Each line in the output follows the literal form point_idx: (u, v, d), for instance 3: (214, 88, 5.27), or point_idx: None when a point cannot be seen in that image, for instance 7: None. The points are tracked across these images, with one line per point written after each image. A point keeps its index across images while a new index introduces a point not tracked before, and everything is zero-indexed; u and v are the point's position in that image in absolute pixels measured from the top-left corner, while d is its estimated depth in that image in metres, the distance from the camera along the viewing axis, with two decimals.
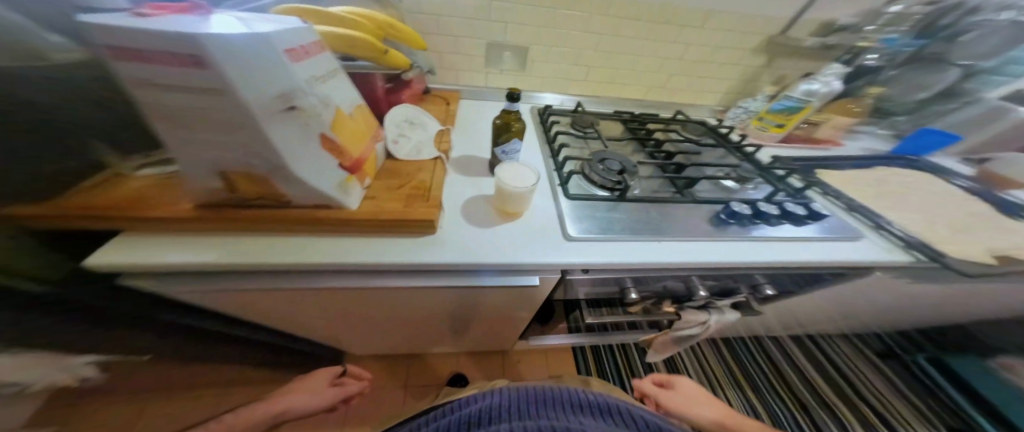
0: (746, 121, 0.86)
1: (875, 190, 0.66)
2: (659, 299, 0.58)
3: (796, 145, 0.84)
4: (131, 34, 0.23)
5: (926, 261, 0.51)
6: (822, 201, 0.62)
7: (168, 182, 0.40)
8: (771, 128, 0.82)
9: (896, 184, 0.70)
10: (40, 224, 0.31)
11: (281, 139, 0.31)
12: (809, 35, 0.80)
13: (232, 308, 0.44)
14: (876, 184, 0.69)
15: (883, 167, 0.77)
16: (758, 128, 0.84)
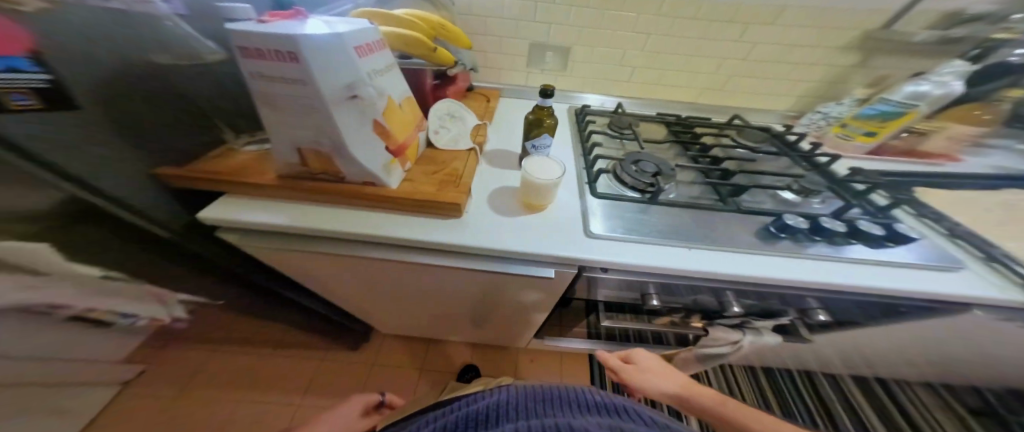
0: (824, 128, 0.74)
1: (997, 217, 0.55)
2: (688, 313, 0.57)
3: (892, 158, 0.70)
4: (251, 36, 0.30)
5: None
6: (916, 224, 0.53)
7: (261, 155, 0.48)
8: (857, 137, 0.69)
9: None
10: (185, 180, 0.43)
11: (345, 123, 0.37)
12: (921, 28, 0.67)
13: (293, 267, 0.53)
14: (1000, 210, 0.57)
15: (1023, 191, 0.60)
16: (839, 136, 0.71)
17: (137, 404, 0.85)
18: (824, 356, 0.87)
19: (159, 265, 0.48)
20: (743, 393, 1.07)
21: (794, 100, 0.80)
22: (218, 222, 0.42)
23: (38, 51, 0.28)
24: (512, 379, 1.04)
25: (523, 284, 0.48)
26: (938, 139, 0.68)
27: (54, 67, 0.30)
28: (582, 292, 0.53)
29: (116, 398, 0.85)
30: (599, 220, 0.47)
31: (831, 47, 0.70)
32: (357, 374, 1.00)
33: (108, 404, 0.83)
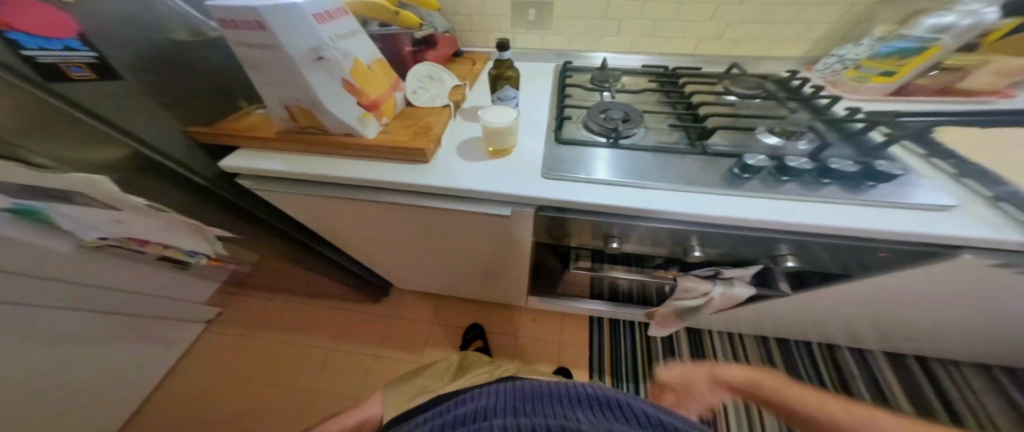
0: (838, 73, 0.67)
1: None
2: (668, 260, 0.63)
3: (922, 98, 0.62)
4: (224, 9, 0.37)
5: None
6: (919, 166, 0.49)
7: (265, 117, 0.56)
8: (873, 78, 0.61)
9: None
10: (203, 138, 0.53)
11: (316, 83, 0.43)
12: None
13: (302, 215, 0.62)
14: None
15: None
16: (853, 79, 0.64)
17: (216, 337, 1.09)
18: (829, 322, 0.83)
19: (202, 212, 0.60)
20: (748, 359, 1.06)
21: (807, 44, 0.73)
22: (237, 170, 0.52)
23: (85, 33, 0.37)
24: (512, 336, 1.13)
25: (490, 226, 0.53)
26: (979, 76, 0.57)
27: (99, 46, 0.38)
28: (584, 237, 0.53)
29: (204, 332, 1.10)
30: (600, 167, 0.49)
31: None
32: (377, 323, 1.14)
33: (198, 336, 1.09)
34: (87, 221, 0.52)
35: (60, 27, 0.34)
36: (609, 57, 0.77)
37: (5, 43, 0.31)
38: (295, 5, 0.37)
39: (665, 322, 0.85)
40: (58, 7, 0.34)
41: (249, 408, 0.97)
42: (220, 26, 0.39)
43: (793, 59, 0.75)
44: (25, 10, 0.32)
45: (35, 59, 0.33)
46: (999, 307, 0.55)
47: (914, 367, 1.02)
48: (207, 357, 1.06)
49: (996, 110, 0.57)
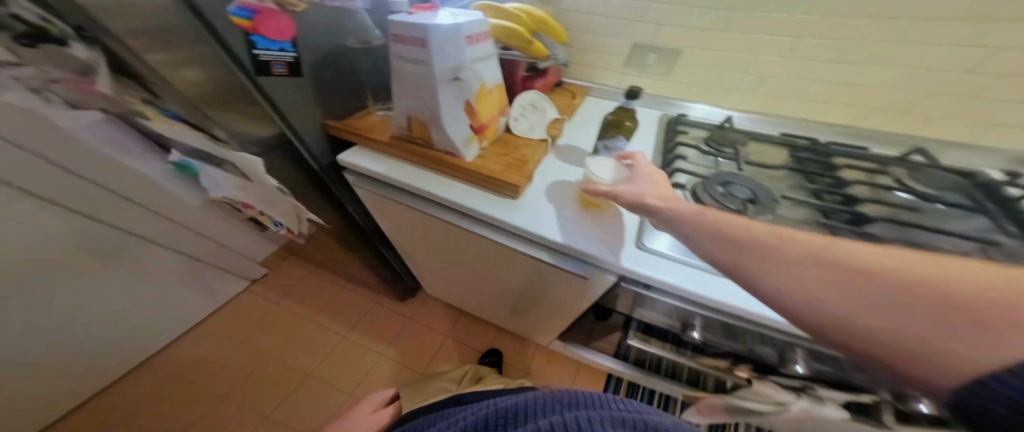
0: None
1: None
2: (735, 359, 0.50)
3: None
4: (403, 25, 0.41)
5: None
6: None
7: (384, 120, 0.61)
8: None
9: None
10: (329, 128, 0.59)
11: (445, 99, 0.45)
12: None
13: (382, 215, 0.66)
14: None
15: None
16: None
17: (255, 297, 1.16)
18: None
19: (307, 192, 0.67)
20: None
21: None
22: (346, 165, 0.57)
23: (296, 36, 0.46)
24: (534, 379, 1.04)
25: (557, 279, 0.49)
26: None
27: (300, 49, 0.47)
28: (620, 305, 0.51)
29: (245, 290, 1.17)
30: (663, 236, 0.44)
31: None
32: (397, 325, 1.15)
33: (240, 293, 1.16)
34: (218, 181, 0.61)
35: (283, 32, 0.43)
36: (730, 115, 0.67)
37: (246, 42, 0.41)
38: (453, 28, 0.40)
39: (708, 411, 0.70)
40: (287, 15, 0.43)
41: (258, 367, 1.03)
42: (391, 40, 0.44)
43: (1000, 157, 0.56)
44: (271, 20, 0.41)
45: (258, 57, 0.43)
46: None
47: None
48: (242, 313, 1.12)
49: None
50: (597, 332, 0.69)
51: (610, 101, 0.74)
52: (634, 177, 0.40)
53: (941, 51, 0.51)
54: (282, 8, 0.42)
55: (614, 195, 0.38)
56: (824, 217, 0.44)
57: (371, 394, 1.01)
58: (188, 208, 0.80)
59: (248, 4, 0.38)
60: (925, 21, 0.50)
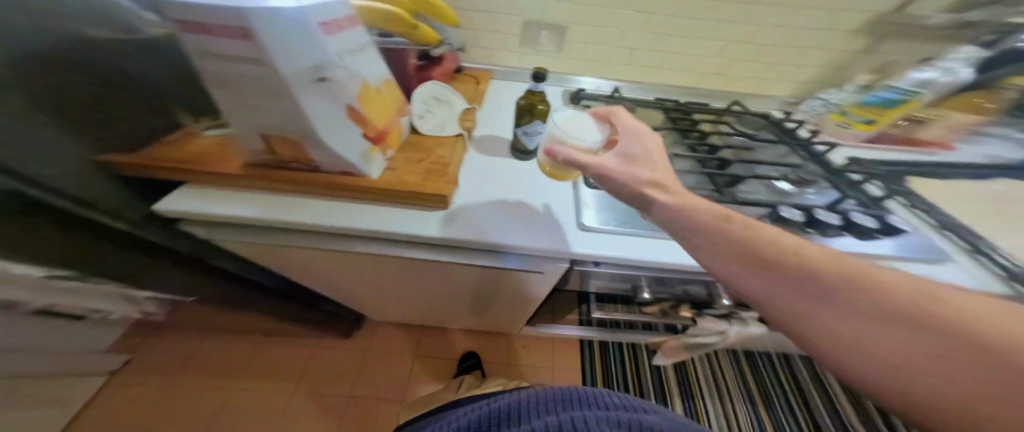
0: (822, 117, 0.68)
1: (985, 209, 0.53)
2: (677, 302, 0.60)
3: (883, 147, 0.67)
4: (189, 7, 0.26)
5: None
6: (903, 213, 0.52)
7: (226, 142, 0.44)
8: (856, 125, 0.65)
9: (1014, 205, 0.56)
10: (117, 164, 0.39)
11: (313, 110, 0.34)
12: (937, 11, 0.60)
13: (270, 263, 0.50)
14: (988, 203, 0.55)
15: (1006, 180, 0.60)
16: (837, 125, 0.67)
17: (121, 393, 0.91)
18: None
19: (101, 256, 0.46)
20: (723, 370, 1.27)
21: (795, 86, 0.74)
22: (177, 215, 0.39)
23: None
24: (510, 367, 1.14)
25: (513, 278, 0.47)
26: (936, 129, 0.62)
27: None
28: (573, 283, 0.53)
29: (104, 389, 0.91)
30: (583, 211, 0.46)
31: (836, 30, 0.63)
32: (341, 362, 1.05)
33: (95, 396, 0.90)
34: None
35: None
36: (619, 86, 0.75)
37: None
38: (292, 11, 0.28)
39: (673, 353, 0.73)
40: None
41: None
42: (174, 28, 0.28)
43: (778, 99, 0.76)
44: None
45: None
46: None
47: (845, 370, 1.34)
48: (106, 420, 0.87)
49: (954, 162, 0.62)
50: (561, 311, 0.74)
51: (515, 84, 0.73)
52: (626, 153, 0.33)
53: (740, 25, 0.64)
54: None
55: (602, 176, 0.32)
56: (702, 166, 0.54)
57: None
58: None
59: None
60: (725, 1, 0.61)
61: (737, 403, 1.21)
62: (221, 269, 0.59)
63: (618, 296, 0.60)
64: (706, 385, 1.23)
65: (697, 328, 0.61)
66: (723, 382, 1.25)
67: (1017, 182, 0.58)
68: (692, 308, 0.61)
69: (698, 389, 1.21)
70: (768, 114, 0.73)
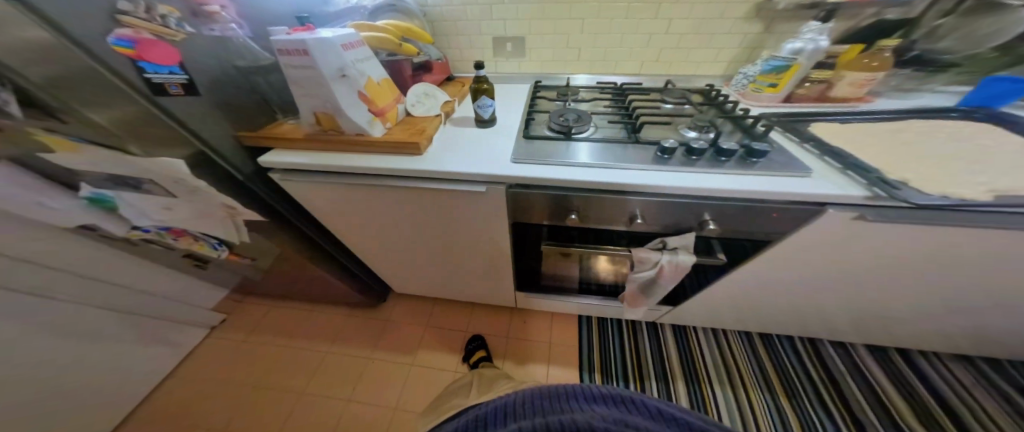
0: (745, 87, 0.83)
1: (878, 138, 0.62)
2: (620, 240, 0.72)
3: (804, 105, 0.78)
4: (283, 42, 0.53)
5: (886, 198, 0.50)
6: (796, 150, 0.62)
7: (295, 126, 0.72)
8: (765, 89, 0.78)
9: (919, 133, 0.64)
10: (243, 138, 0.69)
11: (339, 93, 0.59)
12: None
13: (317, 206, 0.75)
14: (884, 133, 0.64)
15: (920, 121, 0.69)
16: (753, 90, 0.80)
17: (218, 344, 1.28)
18: (813, 299, 0.85)
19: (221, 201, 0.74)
20: (734, 356, 1.19)
21: (724, 65, 0.92)
22: (268, 164, 0.65)
23: (184, 61, 0.55)
24: (512, 335, 1.29)
25: (470, 204, 0.65)
26: (842, 87, 0.75)
27: (191, 71, 0.57)
28: (521, 215, 0.68)
29: (205, 339, 1.30)
30: (582, 154, 0.62)
31: (734, 17, 0.82)
32: (373, 324, 1.33)
33: (199, 343, 1.28)
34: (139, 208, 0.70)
35: (168, 58, 0.53)
36: (572, 77, 0.98)
37: (135, 68, 0.51)
38: (328, 40, 0.54)
39: (634, 301, 0.83)
40: (167, 43, 0.52)
41: (249, 408, 1.10)
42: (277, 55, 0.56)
43: (712, 79, 0.94)
44: (157, 50, 0.51)
45: (151, 80, 0.53)
46: (888, 275, 0.69)
47: (898, 357, 1.15)
48: (200, 361, 1.23)
49: (861, 112, 0.72)
50: (540, 258, 0.86)
51: (509, 83, 0.98)
52: None
53: (656, 21, 0.85)
54: (161, 37, 0.52)
55: None
56: (620, 119, 0.73)
57: (354, 395, 1.13)
58: (90, 249, 0.87)
59: (125, 35, 0.48)
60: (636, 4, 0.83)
61: (751, 391, 1.10)
62: (287, 218, 0.86)
63: (568, 233, 0.73)
64: (714, 371, 1.16)
65: (636, 264, 0.68)
66: (734, 365, 1.17)
67: (921, 120, 0.69)
68: (636, 246, 0.71)
69: (704, 376, 1.15)
70: (700, 87, 0.90)
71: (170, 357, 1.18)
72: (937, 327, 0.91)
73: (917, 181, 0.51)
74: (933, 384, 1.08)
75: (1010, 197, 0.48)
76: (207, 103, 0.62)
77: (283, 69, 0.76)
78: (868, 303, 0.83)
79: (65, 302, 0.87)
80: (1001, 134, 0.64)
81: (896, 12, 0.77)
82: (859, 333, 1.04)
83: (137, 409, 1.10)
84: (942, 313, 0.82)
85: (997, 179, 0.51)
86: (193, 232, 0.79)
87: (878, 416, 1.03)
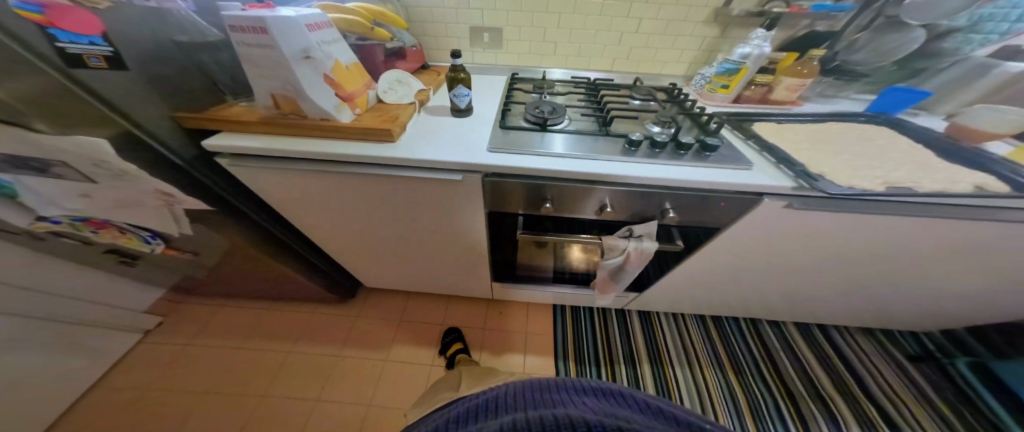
0: (702, 87, 0.92)
1: (805, 138, 0.72)
2: (593, 230, 0.77)
3: (750, 106, 0.88)
4: (236, 17, 0.49)
5: (807, 189, 0.59)
6: (741, 146, 0.70)
7: (249, 108, 0.66)
8: (718, 90, 0.87)
9: (836, 134, 0.75)
10: (183, 120, 0.62)
11: (302, 74, 0.55)
12: (738, 4, 0.86)
13: (278, 195, 0.71)
14: (810, 133, 0.75)
15: (838, 124, 0.81)
16: (708, 91, 0.89)
17: (158, 349, 1.15)
18: (753, 282, 0.97)
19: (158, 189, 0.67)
20: (691, 336, 1.33)
21: (685, 66, 1.00)
22: (218, 148, 0.60)
23: (107, 32, 0.49)
24: (486, 325, 1.31)
25: (447, 192, 0.65)
26: (780, 91, 0.86)
27: (115, 43, 0.50)
28: (500, 205, 0.69)
29: (136, 346, 1.16)
30: (557, 145, 0.65)
31: (695, 21, 0.90)
32: (340, 321, 1.28)
33: (129, 351, 1.14)
34: (49, 195, 0.60)
35: (88, 27, 0.46)
36: (547, 70, 1.00)
37: (45, 36, 0.43)
38: (290, 18, 0.51)
39: (604, 287, 0.89)
40: (88, 11, 0.46)
41: (197, 419, 1.01)
42: (229, 31, 0.51)
43: (674, 78, 1.02)
44: (74, 17, 0.44)
45: (65, 50, 0.45)
46: (812, 260, 0.81)
47: (819, 334, 1.36)
48: (131, 370, 1.10)
49: (794, 115, 0.83)
50: (517, 248, 0.89)
51: (484, 75, 0.99)
52: None
53: (625, 20, 0.90)
54: (79, 3, 0.45)
55: None
56: (592, 113, 0.77)
57: (322, 395, 1.08)
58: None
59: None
60: (610, 2, 0.87)
61: (703, 367, 1.24)
62: (240, 209, 0.80)
63: (545, 224, 0.76)
64: (673, 352, 1.27)
65: (607, 252, 0.73)
66: (691, 345, 1.30)
67: (839, 123, 0.80)
68: (607, 235, 0.75)
69: (665, 356, 1.26)
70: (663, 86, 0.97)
71: (92, 367, 1.04)
72: (847, 303, 1.07)
73: (831, 174, 0.60)
74: (843, 353, 1.29)
75: (897, 188, 0.59)
76: (138, 79, 0.55)
77: (233, 47, 0.70)
78: (797, 284, 0.96)
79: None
80: (894, 136, 0.77)
81: (824, 24, 0.89)
82: (789, 311, 1.19)
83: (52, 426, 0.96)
84: (851, 290, 0.97)
85: (889, 173, 0.63)
86: (118, 224, 0.71)
87: (802, 382, 1.21)
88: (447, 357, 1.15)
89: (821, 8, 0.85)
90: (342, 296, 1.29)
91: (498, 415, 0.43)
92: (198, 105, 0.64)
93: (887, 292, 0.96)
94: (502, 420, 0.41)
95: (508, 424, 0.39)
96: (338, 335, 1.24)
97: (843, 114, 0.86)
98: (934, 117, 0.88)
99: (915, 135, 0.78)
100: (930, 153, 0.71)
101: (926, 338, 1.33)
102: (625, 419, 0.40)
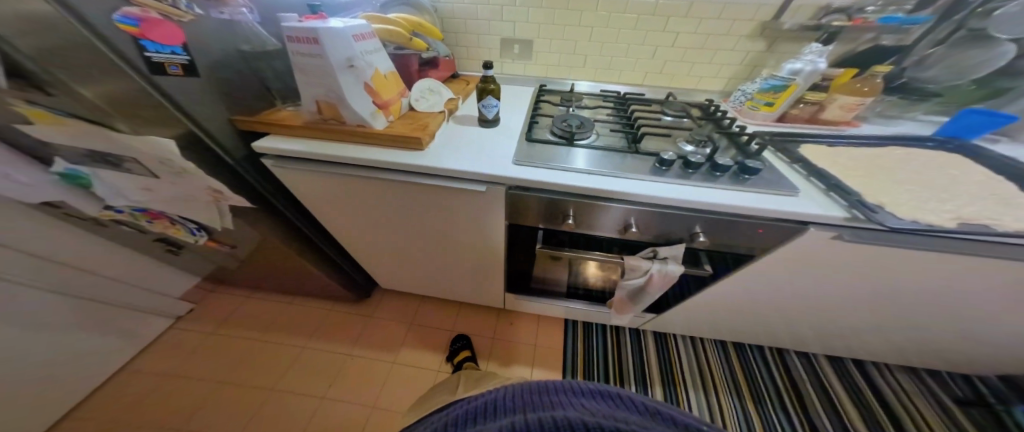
0: (742, 104, 0.87)
1: (861, 163, 0.66)
2: (614, 248, 0.74)
3: (796, 125, 0.82)
4: (293, 28, 0.53)
5: (861, 220, 0.53)
6: (785, 169, 0.66)
7: (295, 113, 0.71)
8: (761, 107, 0.81)
9: (898, 161, 0.68)
10: (236, 122, 0.67)
11: (344, 82, 0.58)
12: (789, 18, 0.82)
13: (311, 196, 0.74)
14: (866, 158, 0.68)
15: (900, 148, 0.73)
16: (750, 108, 0.84)
17: (185, 335, 1.25)
18: (787, 313, 0.90)
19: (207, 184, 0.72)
20: (709, 362, 1.24)
21: (724, 81, 0.95)
22: (263, 150, 0.64)
23: (188, 42, 0.54)
24: (498, 335, 1.30)
25: (468, 202, 0.65)
26: (832, 109, 0.79)
27: (192, 52, 0.55)
28: (518, 216, 0.68)
29: (167, 330, 1.26)
30: (581, 160, 0.63)
31: (739, 35, 0.86)
32: (357, 319, 1.33)
33: (160, 335, 1.24)
34: (115, 186, 0.67)
35: (172, 38, 0.51)
36: (575, 83, 0.99)
37: (136, 45, 0.48)
38: (339, 30, 0.54)
39: (621, 307, 0.85)
40: (175, 24, 0.51)
41: (213, 406, 1.07)
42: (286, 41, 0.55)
43: (712, 93, 0.97)
44: (162, 29, 0.50)
45: (151, 58, 0.51)
46: (861, 296, 0.73)
47: (855, 370, 1.21)
48: (160, 354, 1.19)
49: (847, 137, 0.76)
50: (531, 260, 0.87)
51: (512, 85, 0.99)
52: None
53: (662, 34, 0.88)
54: (168, 17, 0.50)
55: None
56: (620, 128, 0.75)
57: (330, 393, 1.12)
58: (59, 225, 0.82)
59: (131, 13, 0.46)
60: (647, 16, 0.85)
61: (722, 396, 1.15)
62: (274, 207, 0.85)
63: (564, 240, 0.74)
64: (690, 377, 1.19)
65: (628, 272, 0.70)
66: (709, 371, 1.22)
67: (901, 148, 0.73)
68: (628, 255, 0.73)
69: (681, 380, 1.19)
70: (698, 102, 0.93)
71: None
72: (903, 344, 0.96)
73: (890, 205, 0.55)
74: (881, 391, 1.16)
75: (973, 225, 0.52)
76: (205, 84, 0.60)
77: (288, 56, 0.75)
78: (838, 319, 0.87)
79: (10, 282, 0.81)
80: (970, 165, 0.68)
81: (891, 39, 0.82)
82: (824, 345, 1.09)
83: (88, 400, 1.06)
84: (908, 331, 0.87)
85: (964, 208, 0.55)
86: (170, 216, 0.78)
87: (833, 422, 1.09)
88: (456, 364, 1.15)
89: (890, 21, 0.78)
90: (360, 296, 1.34)
91: (498, 418, 0.41)
92: (250, 109, 0.69)
93: (954, 336, 0.85)
94: (500, 424, 0.39)
95: (504, 427, 0.37)
96: (353, 334, 1.28)
97: (907, 138, 0.78)
98: (1017, 145, 0.79)
99: (989, 164, 0.69)
100: (1015, 186, 0.62)
101: (980, 381, 1.17)
102: (624, 422, 0.38)
